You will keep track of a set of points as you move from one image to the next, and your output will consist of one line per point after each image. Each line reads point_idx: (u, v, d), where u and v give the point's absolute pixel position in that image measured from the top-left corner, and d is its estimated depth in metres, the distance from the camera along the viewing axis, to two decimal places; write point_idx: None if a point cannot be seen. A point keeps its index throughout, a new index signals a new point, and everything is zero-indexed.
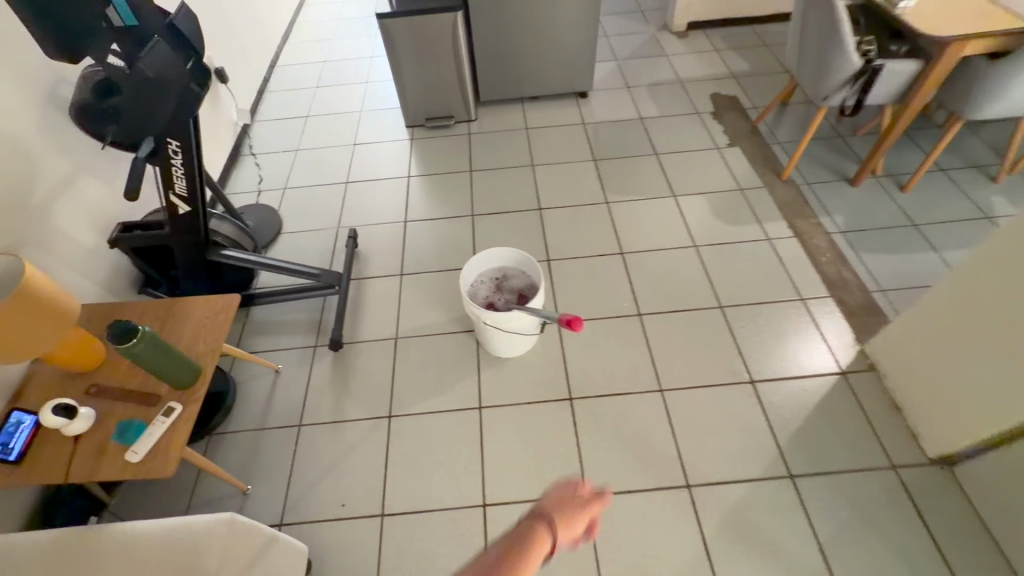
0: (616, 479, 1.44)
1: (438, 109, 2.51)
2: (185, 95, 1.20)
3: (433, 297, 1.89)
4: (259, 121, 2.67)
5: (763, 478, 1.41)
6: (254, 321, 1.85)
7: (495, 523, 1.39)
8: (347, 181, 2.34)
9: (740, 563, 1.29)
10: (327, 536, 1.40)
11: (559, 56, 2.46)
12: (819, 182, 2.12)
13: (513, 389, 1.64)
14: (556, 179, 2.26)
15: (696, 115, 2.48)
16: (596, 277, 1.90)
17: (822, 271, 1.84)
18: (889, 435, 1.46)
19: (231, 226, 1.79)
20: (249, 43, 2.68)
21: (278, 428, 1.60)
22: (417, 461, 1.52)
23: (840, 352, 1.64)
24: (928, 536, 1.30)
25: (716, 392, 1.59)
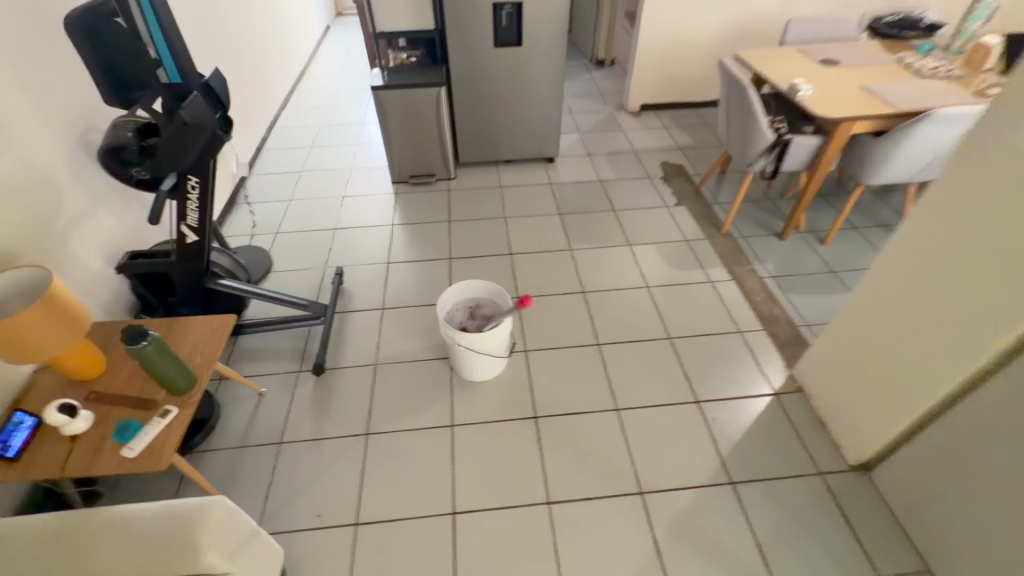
0: (577, 487, 1.56)
1: (421, 167, 2.81)
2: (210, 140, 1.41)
3: (412, 327, 2.05)
4: (255, 175, 2.92)
5: (708, 485, 1.56)
6: (240, 349, 1.97)
7: (464, 529, 1.48)
8: (335, 227, 2.56)
9: (689, 561, 1.41)
10: (301, 545, 1.45)
11: (529, 127, 2.83)
12: (753, 236, 2.44)
13: (483, 409, 1.78)
14: (526, 229, 2.53)
15: (648, 179, 2.85)
16: (560, 312, 2.11)
17: (757, 308, 2.10)
18: (817, 447, 1.65)
19: (229, 258, 1.95)
20: (251, 108, 2.99)
21: (258, 446, 1.68)
22: (391, 473, 1.60)
23: (774, 376, 1.86)
24: (852, 533, 1.45)
25: (667, 410, 1.76)
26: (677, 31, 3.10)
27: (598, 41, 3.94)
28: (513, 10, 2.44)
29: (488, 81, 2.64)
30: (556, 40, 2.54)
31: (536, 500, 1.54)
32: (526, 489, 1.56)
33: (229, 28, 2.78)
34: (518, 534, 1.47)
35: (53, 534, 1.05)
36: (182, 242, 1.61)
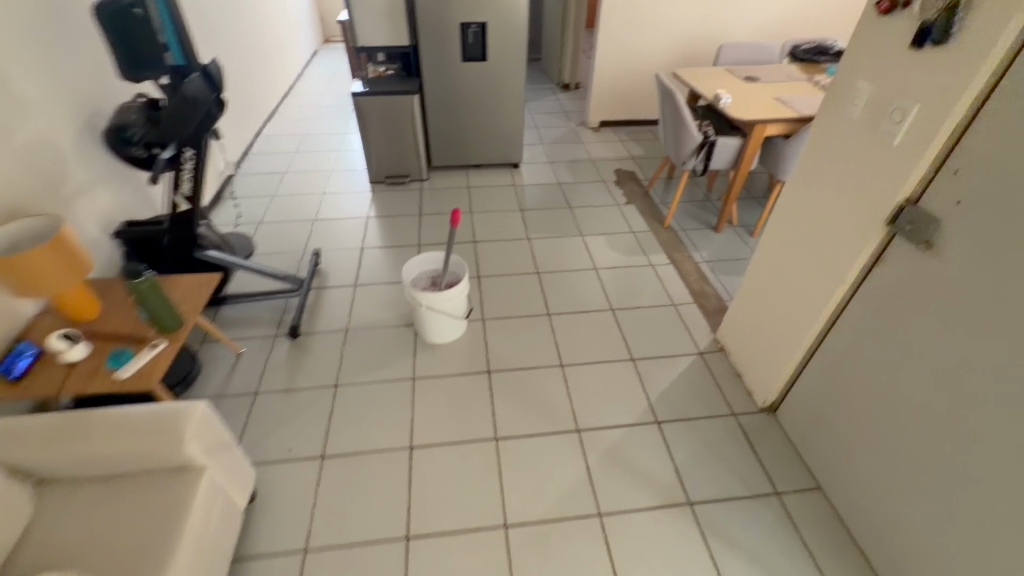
0: (522, 426, 1.76)
1: (396, 169, 3.08)
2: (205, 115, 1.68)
3: (381, 301, 2.27)
4: (241, 174, 3.15)
5: (636, 423, 1.77)
6: (222, 317, 2.16)
7: (420, 460, 1.66)
8: (314, 218, 2.79)
9: (615, 481, 1.61)
10: (271, 473, 1.62)
11: (495, 135, 3.13)
12: (691, 228, 2.75)
13: (442, 366, 1.98)
14: (490, 222, 2.80)
15: (603, 183, 3.16)
16: (516, 289, 2.35)
17: (690, 286, 2.37)
18: (732, 393, 1.88)
19: (213, 234, 2.19)
20: (240, 115, 3.25)
21: (235, 395, 1.85)
22: (356, 417, 1.79)
23: (701, 338, 2.11)
24: (756, 458, 1.67)
25: (606, 365, 1.98)
26: (629, 56, 3.49)
27: (563, 67, 4.35)
28: (479, 30, 2.77)
29: (458, 93, 2.95)
30: (518, 58, 2.88)
31: (485, 436, 1.73)
32: (476, 427, 1.76)
33: (223, 42, 3.06)
34: (467, 463, 1.65)
35: (50, 432, 1.18)
36: (175, 210, 1.83)
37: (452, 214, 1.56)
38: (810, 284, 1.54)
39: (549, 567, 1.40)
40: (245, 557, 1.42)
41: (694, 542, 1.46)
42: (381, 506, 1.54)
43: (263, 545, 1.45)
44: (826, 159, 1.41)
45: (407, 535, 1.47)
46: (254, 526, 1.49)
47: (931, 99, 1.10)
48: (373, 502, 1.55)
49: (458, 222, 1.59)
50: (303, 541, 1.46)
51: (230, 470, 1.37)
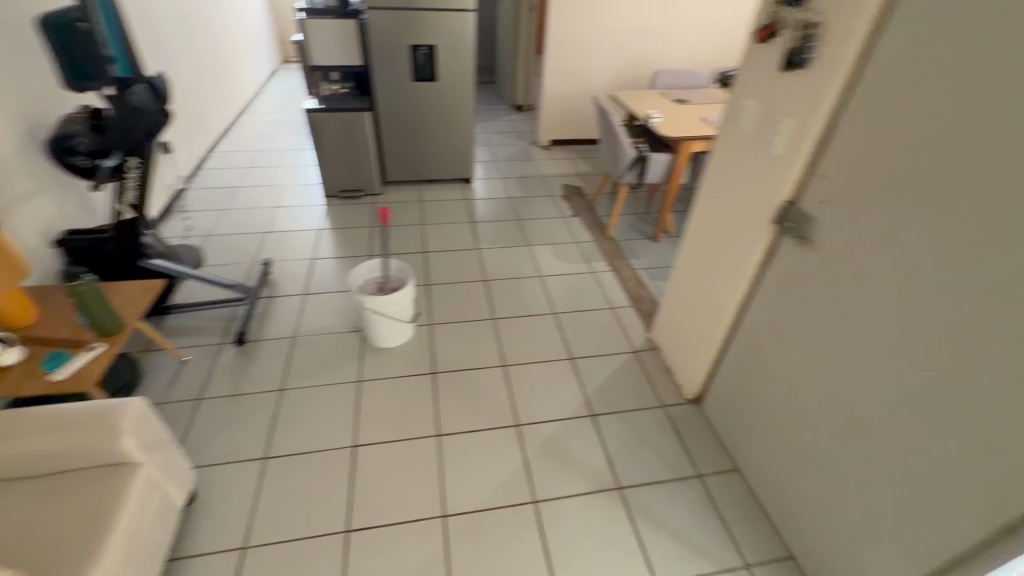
0: (464, 423, 1.83)
1: (350, 183, 3.15)
2: (150, 125, 1.73)
3: (330, 308, 2.32)
4: (192, 188, 3.16)
5: (573, 417, 1.87)
6: (167, 326, 2.16)
7: (362, 458, 1.70)
8: (266, 231, 2.82)
9: (550, 471, 1.69)
10: (212, 475, 1.63)
11: (447, 151, 3.27)
12: (631, 239, 2.93)
13: (388, 368, 2.04)
14: (441, 233, 2.90)
15: (551, 198, 3.33)
16: (464, 296, 2.44)
17: (628, 291, 2.53)
18: (662, 387, 2.02)
19: (159, 244, 2.20)
20: (191, 130, 3.27)
21: (178, 401, 1.85)
22: (301, 419, 1.82)
23: (636, 339, 2.24)
24: (682, 446, 1.79)
25: (546, 365, 2.09)
26: (575, 80, 3.72)
27: (516, 89, 4.58)
28: (428, 52, 2.91)
29: (409, 112, 3.07)
30: (467, 78, 3.03)
31: (427, 434, 1.79)
32: (419, 425, 1.82)
33: (174, 59, 3.10)
34: (409, 459, 1.71)
35: None
36: (119, 218, 1.86)
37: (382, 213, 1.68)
38: (720, 281, 1.69)
39: (483, 552, 1.47)
40: (180, 557, 1.43)
41: (621, 523, 1.56)
42: (322, 502, 1.58)
43: (200, 544, 1.46)
44: (728, 168, 1.58)
45: (347, 528, 1.52)
46: (191, 527, 1.50)
47: (799, 114, 1.27)
48: (313, 499, 1.59)
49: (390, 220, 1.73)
50: (241, 539, 1.48)
51: (168, 469, 1.39)
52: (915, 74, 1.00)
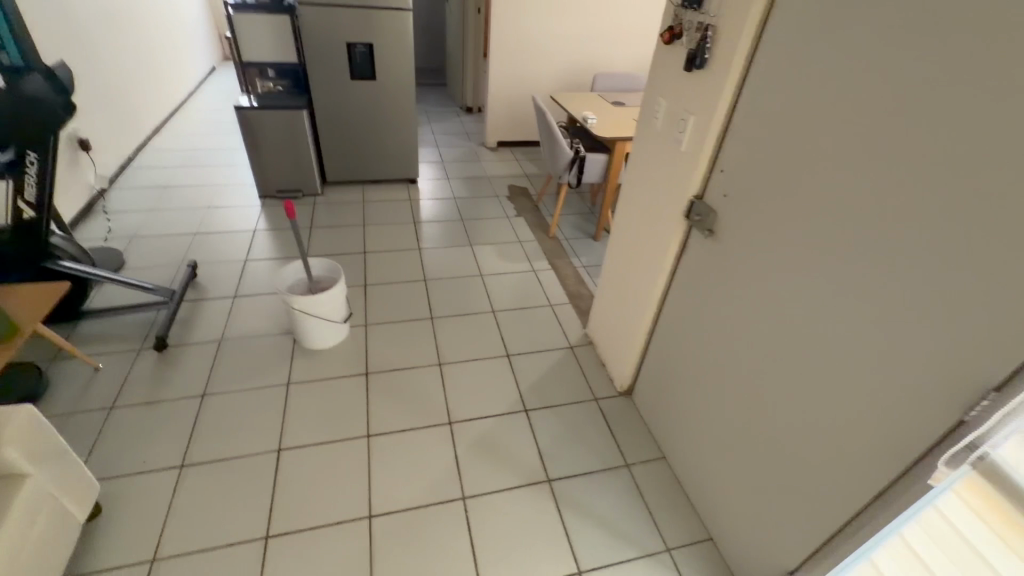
0: (395, 423, 1.81)
1: (289, 184, 3.08)
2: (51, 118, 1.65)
3: (261, 310, 2.25)
4: (116, 189, 3.00)
5: (506, 413, 1.88)
6: (80, 333, 2.03)
7: (286, 462, 1.65)
8: (196, 232, 2.71)
9: (481, 467, 1.69)
10: (122, 486, 1.54)
11: (389, 150, 3.24)
12: (573, 237, 2.98)
13: (319, 369, 1.99)
14: (383, 233, 2.87)
15: (496, 198, 3.35)
16: (403, 295, 2.42)
17: (568, 288, 2.56)
18: (596, 381, 2.05)
19: (72, 245, 2.08)
20: (116, 127, 3.11)
21: (88, 411, 1.75)
22: (223, 425, 1.75)
23: (573, 334, 2.28)
24: (612, 437, 1.83)
25: (482, 362, 2.09)
26: (519, 82, 3.77)
27: (465, 91, 4.59)
28: (366, 50, 2.87)
29: (350, 110, 3.03)
30: (407, 78, 3.02)
31: (357, 434, 1.76)
32: (349, 426, 1.78)
33: (97, 53, 2.95)
34: (336, 461, 1.67)
35: None
36: (18, 217, 1.74)
37: (286, 209, 1.55)
38: (643, 275, 1.74)
39: (408, 552, 1.45)
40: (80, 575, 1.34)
41: (549, 515, 1.57)
42: (241, 509, 1.52)
43: (104, 559, 1.38)
44: (647, 164, 1.63)
45: (266, 535, 1.46)
46: (94, 542, 1.41)
47: (702, 110, 1.33)
48: (231, 506, 1.52)
49: (294, 214, 1.60)
50: (150, 552, 1.40)
51: (62, 479, 1.30)
52: (795, 70, 1.06)
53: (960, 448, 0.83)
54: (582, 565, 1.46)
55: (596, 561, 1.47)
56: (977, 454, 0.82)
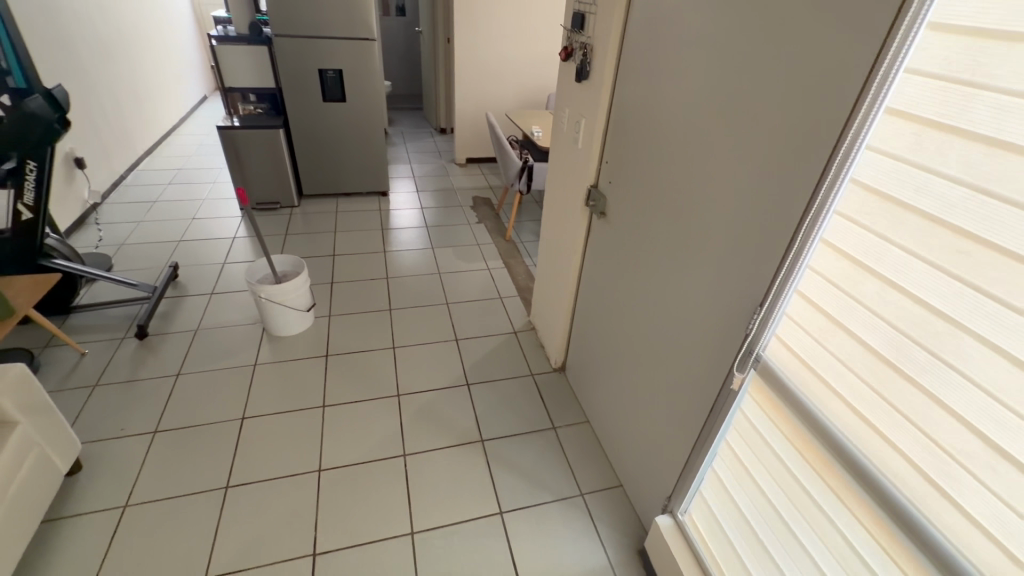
0: (349, 395, 2.03)
1: (268, 197, 3.36)
2: (49, 131, 1.94)
3: (236, 304, 2.48)
4: (108, 203, 3.26)
5: (449, 387, 2.11)
6: (69, 324, 2.27)
7: (249, 428, 1.87)
8: (180, 239, 2.96)
9: (422, 431, 1.91)
10: (101, 449, 1.75)
11: (361, 165, 3.54)
12: (529, 240, 3.26)
13: (284, 352, 2.22)
14: (353, 239, 3.13)
15: (460, 207, 3.64)
16: (366, 291, 2.67)
17: (518, 283, 2.82)
18: (534, 360, 2.29)
19: (64, 246, 2.33)
20: (110, 149, 3.39)
21: (74, 388, 1.96)
22: (193, 398, 1.97)
23: (518, 321, 2.52)
24: (543, 405, 2.05)
25: (433, 346, 2.32)
26: (482, 102, 4.10)
27: (438, 113, 4.94)
28: (336, 75, 3.18)
29: (324, 129, 3.33)
30: (375, 100, 3.33)
31: (314, 405, 1.98)
32: (307, 399, 2.00)
33: (94, 83, 3.26)
34: (292, 427, 1.89)
35: None
36: (17, 219, 1.99)
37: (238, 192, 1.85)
38: (563, 258, 2.00)
39: (351, 498, 1.66)
40: (63, 517, 1.55)
41: (479, 468, 1.79)
42: (206, 465, 1.73)
43: (83, 505, 1.58)
44: (560, 162, 1.90)
45: (227, 485, 1.67)
46: (76, 492, 1.62)
47: (590, 112, 1.61)
48: (198, 463, 1.73)
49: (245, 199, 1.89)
50: (125, 498, 1.61)
51: (47, 432, 1.51)
52: (643, 75, 1.33)
53: (745, 353, 1.06)
54: (503, 507, 1.67)
55: (516, 504, 1.68)
56: (754, 357, 1.04)
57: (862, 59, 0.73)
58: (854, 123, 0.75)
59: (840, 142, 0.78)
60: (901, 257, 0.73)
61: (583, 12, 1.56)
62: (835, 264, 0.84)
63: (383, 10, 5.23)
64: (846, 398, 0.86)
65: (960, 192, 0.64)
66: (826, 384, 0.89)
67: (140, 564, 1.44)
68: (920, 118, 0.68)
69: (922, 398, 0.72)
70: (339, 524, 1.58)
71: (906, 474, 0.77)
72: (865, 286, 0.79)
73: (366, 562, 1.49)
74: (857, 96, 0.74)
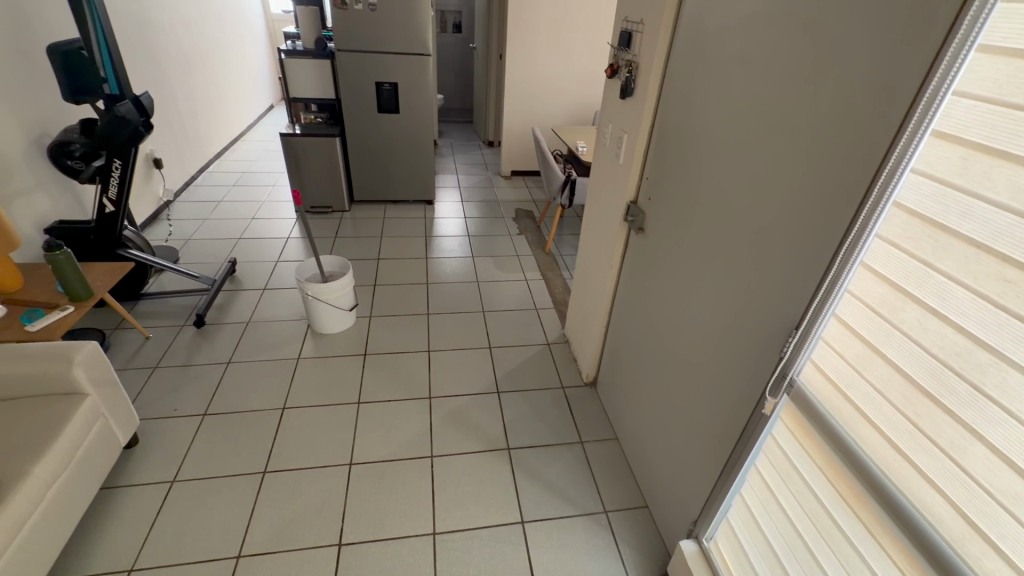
0: (383, 394, 2.10)
1: (322, 201, 3.54)
2: (133, 133, 2.14)
3: (285, 300, 2.62)
4: (179, 201, 3.54)
5: (480, 394, 2.14)
6: (137, 309, 2.47)
7: (289, 417, 1.96)
8: (240, 237, 3.16)
9: (451, 435, 1.94)
10: (155, 427, 1.89)
11: (410, 174, 3.67)
12: (569, 254, 3.27)
13: (325, 348, 2.33)
14: (398, 245, 3.24)
15: (502, 218, 3.70)
16: (405, 295, 2.75)
17: (554, 295, 2.84)
18: (566, 372, 2.29)
19: (139, 237, 2.54)
20: (185, 151, 3.68)
21: (136, 368, 2.13)
22: (240, 386, 2.09)
23: (552, 333, 2.53)
24: (571, 419, 2.05)
25: (466, 352, 2.37)
26: (530, 118, 4.17)
27: (488, 127, 5.07)
28: (391, 88, 3.33)
29: (377, 138, 3.49)
30: (427, 112, 3.46)
31: (349, 401, 2.06)
32: (343, 394, 2.09)
33: (175, 91, 3.56)
34: (327, 420, 1.96)
35: None
36: (101, 210, 2.20)
37: (294, 197, 1.96)
38: (599, 271, 2.00)
39: (378, 494, 1.70)
40: (118, 486, 1.68)
41: (503, 475, 1.80)
42: (247, 450, 1.83)
43: (136, 477, 1.71)
44: (601, 177, 1.92)
45: (264, 470, 1.76)
46: (131, 464, 1.75)
47: (632, 128, 1.62)
48: (239, 446, 1.84)
49: (299, 203, 2.00)
50: (173, 474, 1.72)
51: (112, 405, 1.65)
52: (688, 92, 1.33)
53: (777, 377, 1.03)
54: (525, 516, 1.67)
55: (538, 514, 1.68)
56: (787, 382, 1.01)
57: (911, 78, 0.72)
58: (898, 143, 0.74)
59: (884, 163, 0.76)
60: (944, 284, 0.71)
61: (630, 30, 1.58)
62: (875, 289, 0.82)
63: (440, 27, 5.44)
64: (882, 428, 0.82)
65: (1008, 218, 0.62)
66: (862, 413, 0.86)
67: (181, 536, 1.54)
68: (969, 140, 0.66)
69: (961, 432, 0.69)
70: (364, 518, 1.63)
71: (941, 510, 0.74)
72: (905, 313, 0.77)
73: (387, 556, 1.52)
74: (904, 116, 0.73)
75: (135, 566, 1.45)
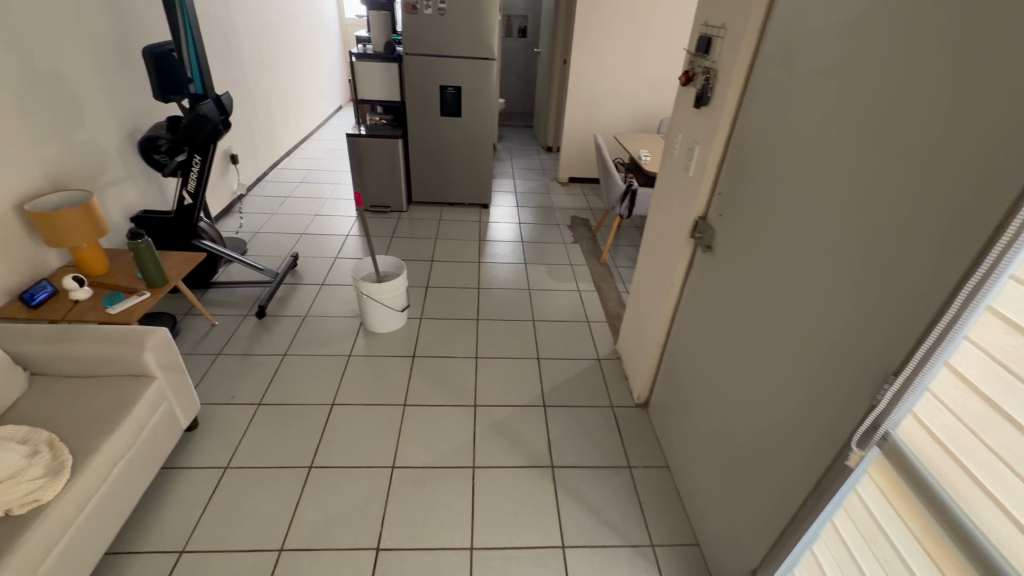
0: (429, 397, 2.09)
1: (381, 201, 3.62)
2: (213, 133, 2.25)
3: (341, 297, 2.69)
4: (250, 195, 3.72)
5: (525, 406, 2.09)
6: (206, 297, 2.60)
7: (337, 414, 1.99)
8: (303, 233, 3.28)
9: (494, 446, 1.90)
10: (214, 412, 1.97)
11: (468, 177, 3.68)
12: (625, 267, 3.16)
13: (375, 347, 2.36)
14: (452, 247, 3.26)
15: (558, 225, 3.64)
16: (456, 298, 2.75)
17: (608, 308, 2.74)
18: (616, 390, 2.20)
19: (213, 229, 2.68)
20: (258, 148, 3.87)
21: (201, 354, 2.24)
22: (293, 379, 2.14)
23: (603, 348, 2.44)
24: (619, 441, 1.95)
25: (513, 362, 2.32)
26: (592, 123, 4.08)
27: (547, 131, 5.02)
28: (455, 91, 3.36)
29: (437, 141, 3.52)
30: (488, 116, 3.45)
31: (396, 403, 2.06)
32: (390, 395, 2.10)
33: (254, 91, 3.75)
34: (373, 420, 1.98)
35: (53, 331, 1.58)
36: (181, 202, 2.34)
37: None
38: (659, 288, 1.90)
39: (418, 499, 1.69)
40: (177, 467, 1.75)
41: (545, 494, 1.74)
42: (295, 442, 1.87)
43: (193, 460, 1.78)
44: (666, 188, 1.82)
45: (311, 464, 1.78)
46: (190, 447, 1.83)
47: (705, 139, 1.52)
48: (289, 438, 1.88)
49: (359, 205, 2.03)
50: (226, 460, 1.78)
51: (177, 389, 1.73)
52: (772, 104, 1.22)
53: (867, 427, 0.90)
54: (565, 540, 1.60)
55: (580, 539, 1.60)
56: (880, 434, 0.89)
57: None
58: None
59: None
60: None
61: (710, 35, 1.48)
62: (1004, 339, 0.70)
63: (506, 31, 5.45)
64: (1004, 504, 0.69)
65: None
66: (977, 482, 0.73)
67: (230, 523, 1.58)
68: None
69: None
70: (403, 524, 1.61)
71: None
72: None
73: (423, 566, 1.50)
74: None
75: (186, 548, 1.51)
